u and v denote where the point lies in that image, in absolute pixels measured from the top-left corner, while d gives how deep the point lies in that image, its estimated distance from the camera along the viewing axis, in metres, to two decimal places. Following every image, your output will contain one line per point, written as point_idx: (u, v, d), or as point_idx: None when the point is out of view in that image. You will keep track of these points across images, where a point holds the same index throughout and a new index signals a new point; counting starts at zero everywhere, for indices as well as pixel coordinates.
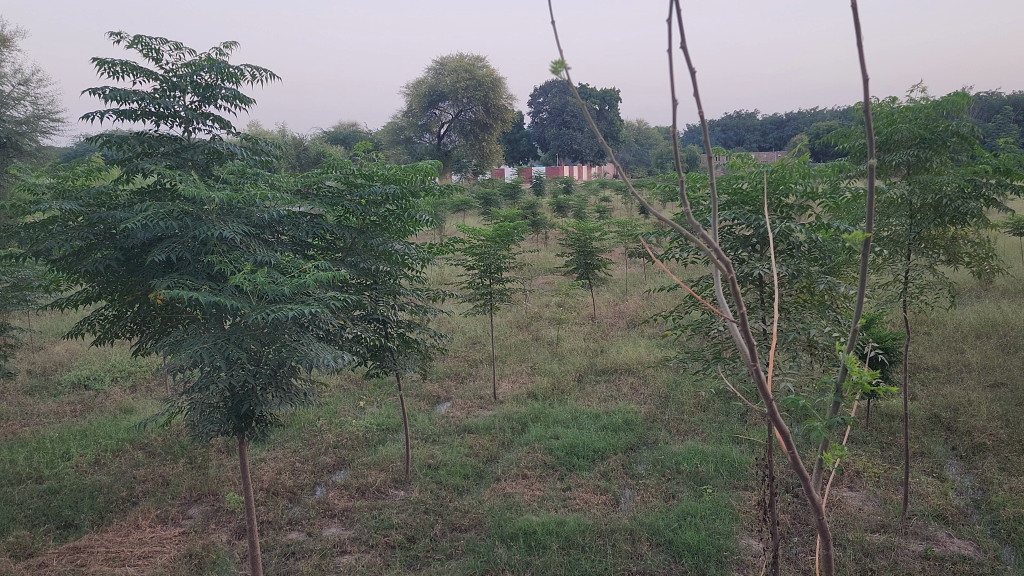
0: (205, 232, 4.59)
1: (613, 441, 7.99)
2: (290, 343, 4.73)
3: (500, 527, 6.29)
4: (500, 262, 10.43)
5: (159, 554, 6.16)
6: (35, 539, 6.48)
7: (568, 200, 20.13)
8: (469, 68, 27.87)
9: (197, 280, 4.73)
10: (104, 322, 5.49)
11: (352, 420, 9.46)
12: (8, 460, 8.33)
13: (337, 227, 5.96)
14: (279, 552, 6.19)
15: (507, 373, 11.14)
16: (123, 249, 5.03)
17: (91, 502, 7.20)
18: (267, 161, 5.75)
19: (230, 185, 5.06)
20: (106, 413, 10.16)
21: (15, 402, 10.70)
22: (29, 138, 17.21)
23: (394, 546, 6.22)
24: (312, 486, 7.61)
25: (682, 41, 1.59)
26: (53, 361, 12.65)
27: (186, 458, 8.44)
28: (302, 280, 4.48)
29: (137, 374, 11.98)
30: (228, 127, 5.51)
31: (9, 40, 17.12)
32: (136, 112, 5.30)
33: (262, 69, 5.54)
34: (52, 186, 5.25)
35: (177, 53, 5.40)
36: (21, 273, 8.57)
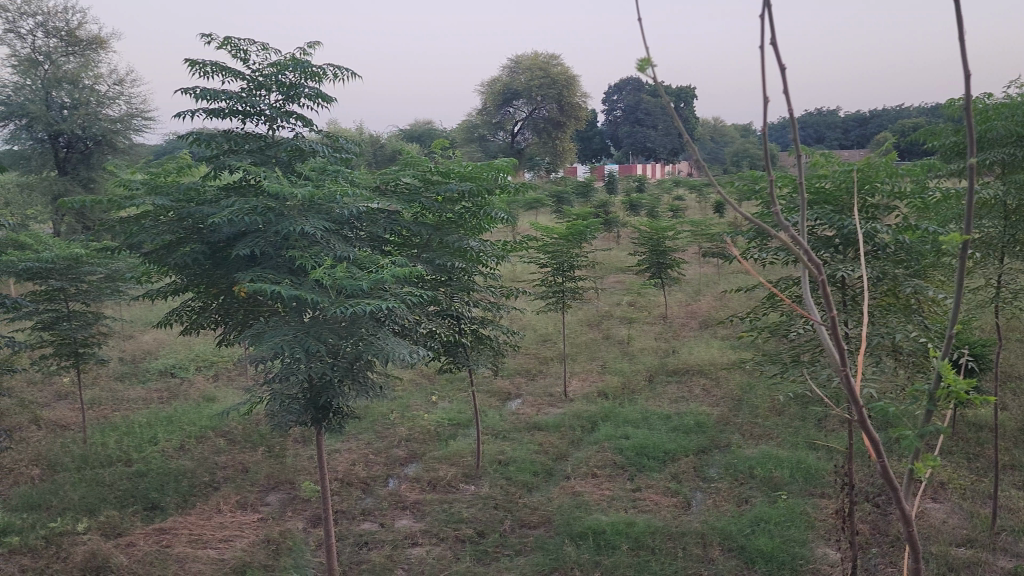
0: (286, 227, 4.71)
1: (684, 443, 7.89)
2: (368, 337, 4.81)
3: (569, 525, 6.29)
4: (573, 260, 10.40)
5: (238, 538, 6.37)
6: (123, 519, 6.78)
7: (641, 199, 19.94)
8: (543, 66, 27.68)
9: (278, 274, 4.86)
10: (191, 313, 5.70)
11: (424, 414, 9.59)
12: (101, 443, 8.75)
13: (413, 224, 6.06)
14: (353, 542, 6.32)
15: (578, 371, 11.11)
16: (209, 243, 5.22)
17: (175, 486, 7.50)
18: (347, 158, 5.87)
19: (312, 182, 5.18)
20: (190, 401, 10.55)
21: (107, 388, 11.23)
22: (123, 135, 18.01)
23: (465, 541, 6.29)
24: (385, 478, 7.75)
25: (772, 37, 1.57)
26: (142, 350, 13.18)
27: (264, 447, 8.69)
28: (380, 275, 4.53)
29: (219, 364, 12.40)
30: (310, 125, 5.65)
31: (106, 42, 17.94)
32: (224, 111, 5.49)
33: (344, 68, 5.67)
34: (145, 182, 5.48)
35: (264, 54, 5.58)
36: (115, 265, 8.95)
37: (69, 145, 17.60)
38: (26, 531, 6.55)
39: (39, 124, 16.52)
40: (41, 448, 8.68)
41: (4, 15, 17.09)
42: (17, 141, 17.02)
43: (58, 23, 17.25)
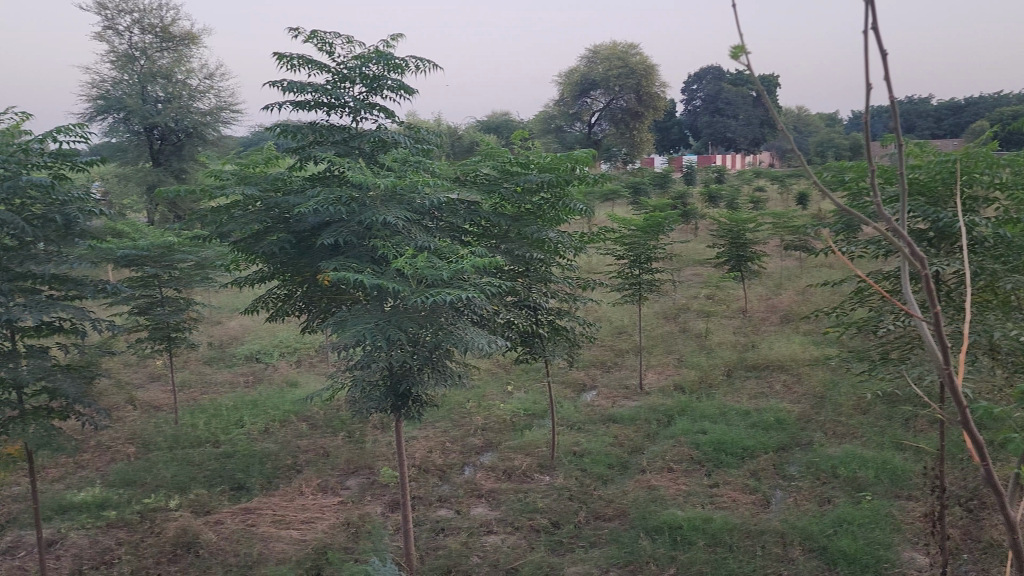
0: (369, 217, 4.79)
1: (764, 440, 7.74)
2: (447, 326, 4.87)
3: (644, 519, 6.24)
4: (650, 252, 10.28)
5: (319, 520, 6.55)
6: (211, 497, 7.05)
7: (720, 190, 19.56)
8: (622, 56, 27.30)
9: (361, 263, 4.96)
10: (277, 300, 5.87)
11: (499, 404, 9.66)
12: (191, 424, 9.12)
13: (492, 214, 6.11)
14: (430, 528, 6.43)
15: (654, 364, 11.02)
16: (295, 232, 5.36)
17: (260, 467, 7.76)
18: (428, 149, 5.93)
19: (394, 172, 5.25)
20: (274, 385, 10.90)
21: (197, 372, 11.69)
22: (212, 128, 18.65)
23: (539, 530, 6.32)
24: (461, 466, 7.85)
25: (874, 22, 1.53)
26: (229, 335, 13.66)
27: (344, 432, 8.90)
28: (460, 265, 4.56)
29: (302, 350, 12.74)
30: (393, 116, 5.74)
31: (198, 38, 18.60)
32: (310, 103, 5.64)
33: (426, 60, 5.73)
34: (235, 173, 5.67)
35: (349, 47, 5.70)
36: (206, 253, 9.30)
37: (163, 138, 18.35)
38: (122, 505, 6.89)
39: (135, 117, 17.29)
40: (136, 427, 9.11)
41: (104, 13, 17.88)
42: (115, 133, 17.84)
43: (153, 19, 17.96)
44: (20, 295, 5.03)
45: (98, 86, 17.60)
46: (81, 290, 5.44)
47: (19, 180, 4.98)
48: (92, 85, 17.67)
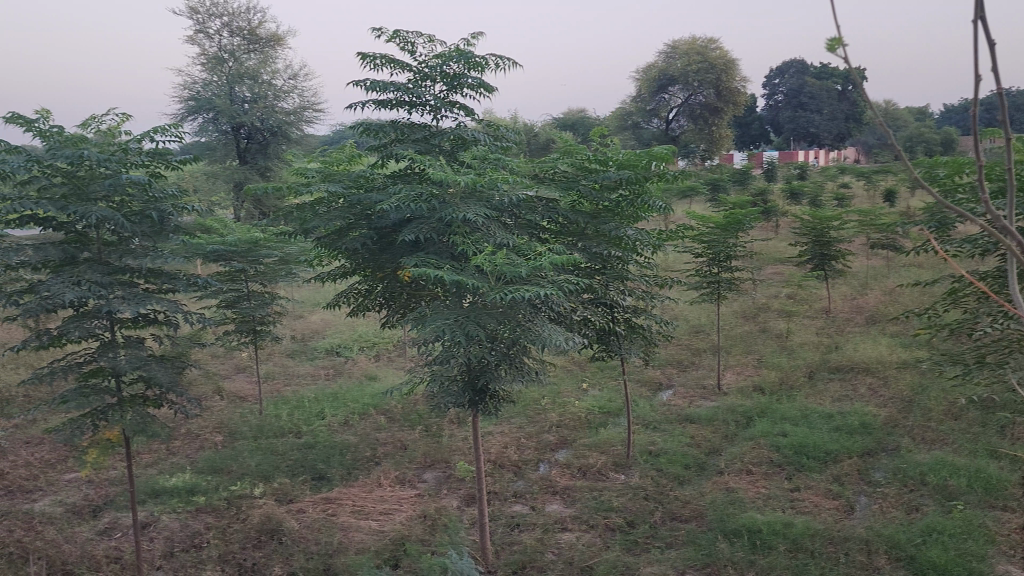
0: (449, 214, 4.84)
1: (848, 444, 7.50)
2: (525, 322, 4.88)
3: (722, 522, 6.14)
4: (730, 250, 10.07)
5: (397, 512, 6.67)
6: (294, 486, 7.25)
7: (803, 186, 19.04)
8: (700, 51, 26.79)
9: (441, 260, 5.01)
10: (358, 296, 6.00)
11: (575, 401, 9.64)
12: (275, 415, 9.40)
13: (570, 212, 6.10)
14: (505, 523, 6.47)
15: (732, 364, 10.83)
16: (377, 228, 5.47)
17: (340, 459, 7.94)
18: (507, 147, 5.95)
19: (474, 169, 5.29)
20: (354, 378, 11.15)
21: (280, 364, 12.04)
22: (296, 127, 19.18)
23: (614, 529, 6.29)
24: (536, 462, 7.87)
25: (981, 12, 1.46)
26: (311, 329, 14.03)
27: (422, 426, 9.03)
28: (538, 262, 4.56)
29: (380, 344, 12.96)
30: (472, 114, 5.80)
31: (283, 40, 19.15)
32: (393, 102, 5.76)
33: (505, 57, 5.76)
34: (319, 171, 5.81)
35: (430, 46, 5.79)
36: (290, 249, 9.57)
37: (250, 137, 18.96)
38: (211, 491, 7.15)
39: (223, 116, 17.92)
40: (223, 417, 9.46)
41: (195, 16, 18.57)
42: (205, 132, 18.54)
43: (241, 22, 18.60)
44: (119, 288, 5.26)
45: (189, 87, 18.32)
46: (174, 283, 5.66)
47: (119, 178, 5.22)
48: (184, 86, 18.41)
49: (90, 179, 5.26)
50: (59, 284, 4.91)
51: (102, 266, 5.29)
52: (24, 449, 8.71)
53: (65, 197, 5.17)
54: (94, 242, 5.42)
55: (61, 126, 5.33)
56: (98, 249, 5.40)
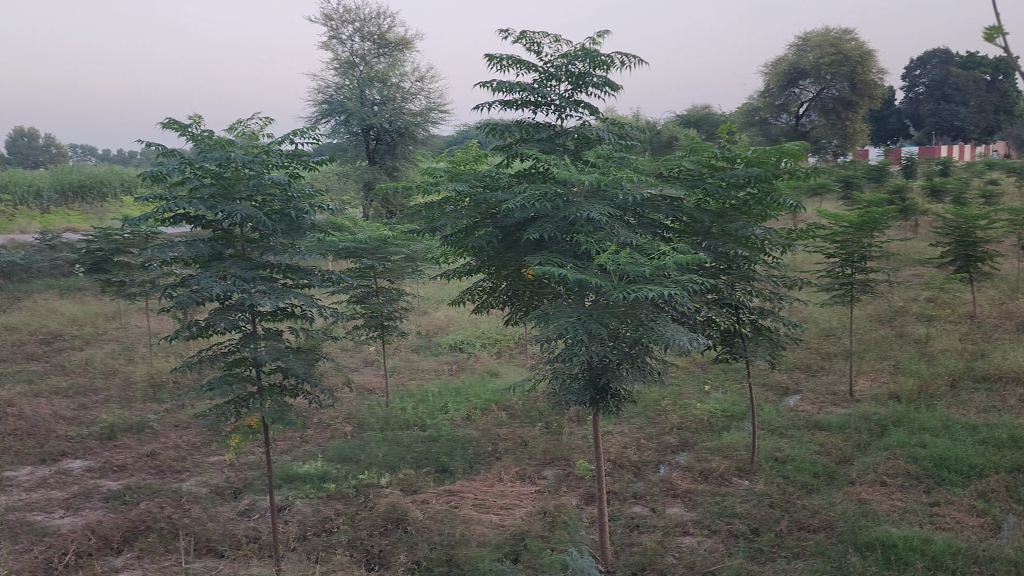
0: (573, 213, 4.85)
1: (996, 458, 7.00)
2: (648, 321, 4.82)
3: (854, 534, 5.88)
4: (866, 251, 9.59)
5: (517, 507, 6.75)
6: (418, 478, 7.45)
7: (946, 183, 17.93)
8: (835, 42, 25.53)
9: (564, 259, 5.03)
10: (483, 293, 6.12)
11: (697, 403, 9.47)
12: (401, 408, 9.71)
13: (696, 210, 5.99)
14: (625, 524, 6.44)
15: (866, 370, 10.34)
16: (502, 227, 5.55)
17: (463, 452, 8.11)
18: (631, 145, 5.90)
19: (598, 168, 5.27)
20: (476, 374, 11.36)
21: (406, 359, 12.42)
22: (422, 128, 19.70)
23: (738, 536, 6.15)
24: (656, 464, 7.79)
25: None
26: (435, 325, 14.40)
27: (542, 423, 9.08)
28: (663, 262, 4.50)
29: (502, 341, 13.13)
30: (597, 113, 5.79)
31: (411, 43, 19.71)
32: (518, 102, 5.85)
33: (631, 54, 5.71)
34: (447, 171, 5.95)
35: (556, 46, 5.82)
36: (416, 247, 9.85)
37: (379, 137, 19.63)
38: (340, 479, 7.45)
39: (355, 118, 18.69)
40: (352, 408, 9.85)
41: (329, 23, 19.38)
42: (337, 134, 19.35)
43: (372, 28, 19.34)
44: (261, 282, 5.57)
45: (323, 91, 19.15)
46: (311, 279, 5.93)
47: (262, 179, 5.52)
48: (318, 90, 19.29)
49: (236, 179, 5.58)
50: (208, 279, 5.24)
51: (246, 262, 5.60)
52: (174, 432, 9.36)
53: (214, 197, 5.51)
54: (239, 240, 5.75)
55: (211, 130, 5.70)
56: (242, 246, 5.73)
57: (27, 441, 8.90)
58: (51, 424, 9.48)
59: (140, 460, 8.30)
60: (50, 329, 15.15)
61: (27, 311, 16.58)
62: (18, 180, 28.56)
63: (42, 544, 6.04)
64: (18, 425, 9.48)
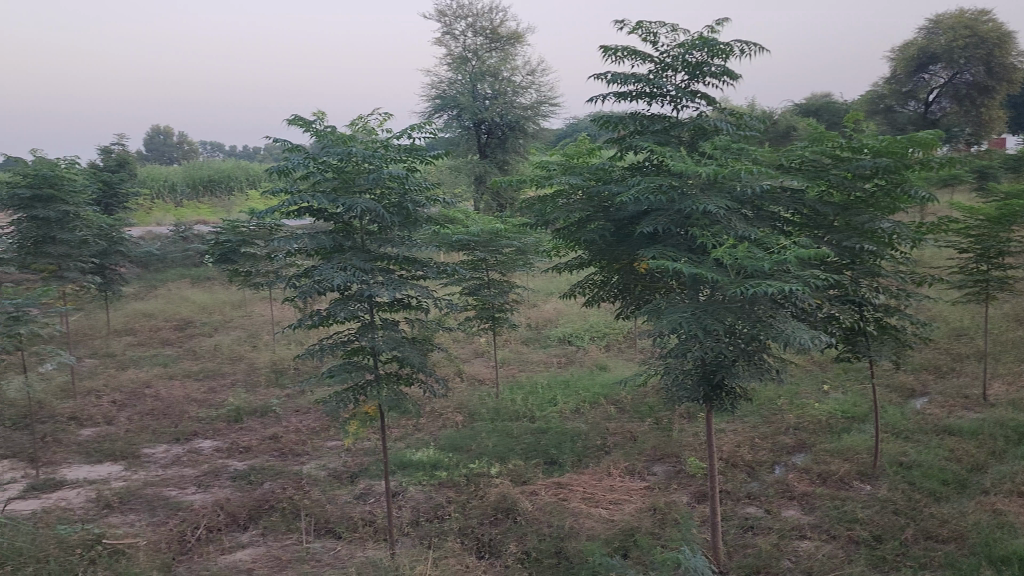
0: (689, 206, 4.76)
1: None
2: (765, 318, 4.68)
3: (988, 547, 5.52)
4: (1004, 246, 8.97)
5: (627, 503, 6.69)
6: (528, 469, 7.51)
7: None
8: (970, 22, 21.42)
9: (679, 253, 4.95)
10: (594, 286, 6.13)
11: (815, 403, 9.13)
12: (510, 399, 9.80)
13: (818, 203, 5.76)
14: (738, 524, 6.30)
15: (1002, 373, 9.69)
16: (615, 220, 5.51)
17: (572, 445, 8.12)
18: (750, 136, 5.72)
19: (716, 160, 5.14)
20: (585, 367, 11.34)
21: (516, 351, 12.52)
22: (533, 121, 19.74)
23: (858, 543, 5.91)
24: (772, 464, 7.57)
25: None
26: (545, 317, 14.47)
27: (652, 419, 8.97)
28: (783, 257, 4.35)
29: (611, 335, 13.04)
30: (715, 103, 5.65)
31: (523, 37, 19.81)
32: (634, 94, 5.79)
33: (751, 42, 5.54)
34: (560, 165, 5.95)
35: (673, 35, 5.71)
36: (527, 239, 9.90)
37: (490, 131, 19.84)
38: (452, 468, 7.60)
39: (467, 113, 19.08)
40: (463, 398, 10.02)
41: (444, 19, 19.72)
42: (450, 128, 19.74)
43: (484, 22, 19.60)
44: (379, 273, 5.73)
45: (437, 86, 19.60)
46: (426, 271, 6.06)
47: (381, 173, 5.66)
48: (432, 85, 19.72)
49: (356, 174, 5.76)
50: (330, 270, 5.44)
51: (365, 254, 5.77)
52: (295, 417, 9.77)
53: (335, 190, 5.70)
54: (358, 232, 5.93)
55: (333, 126, 5.88)
56: (361, 238, 5.91)
57: (163, 421, 9.49)
58: (184, 406, 10.08)
59: (264, 442, 8.72)
60: (183, 316, 16.10)
61: (163, 298, 17.67)
62: (155, 175, 30.44)
63: (177, 518, 6.44)
64: (155, 406, 10.12)
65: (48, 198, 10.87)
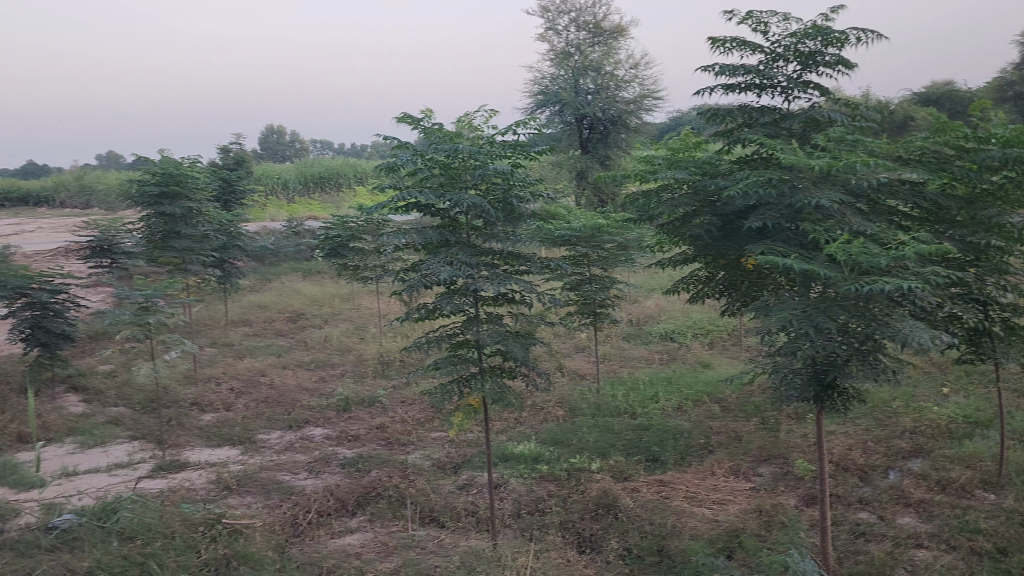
0: (801, 200, 4.63)
1: None
2: (882, 316, 4.49)
3: None
4: None
5: (732, 503, 6.56)
6: (629, 466, 7.46)
7: None
8: None
9: (789, 248, 4.82)
10: (698, 282, 6.05)
11: (933, 407, 8.69)
12: (611, 395, 9.76)
13: (940, 196, 5.46)
14: (849, 530, 6.09)
15: None
16: (722, 215, 5.41)
17: (674, 443, 8.02)
18: (866, 127, 5.49)
19: (829, 153, 4.96)
20: (688, 365, 11.16)
21: (616, 347, 12.43)
22: (636, 115, 19.51)
23: (981, 554, 5.60)
24: (886, 469, 7.26)
25: None
26: (646, 313, 14.30)
27: (758, 419, 8.74)
28: (902, 253, 4.18)
29: (714, 332, 12.78)
30: (828, 93, 5.46)
31: (626, 30, 19.62)
32: (742, 85, 5.66)
33: (869, 30, 5.31)
34: (666, 159, 5.88)
35: (785, 24, 5.54)
36: (630, 234, 9.81)
37: (592, 126, 19.75)
38: (553, 462, 7.63)
39: (569, 108, 19.09)
40: (564, 393, 10.04)
41: (546, 15, 19.76)
42: (552, 123, 19.77)
43: (587, 17, 19.55)
44: (484, 268, 5.82)
45: (539, 82, 19.67)
46: (529, 266, 6.10)
47: (486, 169, 5.74)
48: (534, 81, 19.80)
49: (463, 170, 5.85)
50: (437, 264, 5.57)
51: (471, 249, 5.87)
52: (400, 407, 10.02)
53: (442, 185, 5.81)
54: (464, 228, 6.04)
55: (441, 123, 5.99)
56: (467, 233, 6.01)
57: (277, 408, 9.92)
58: (297, 394, 10.50)
59: (371, 431, 8.98)
60: (295, 308, 16.74)
61: (277, 291, 18.41)
62: (270, 173, 31.81)
63: (290, 502, 6.72)
64: (269, 394, 10.58)
65: (174, 196, 11.48)
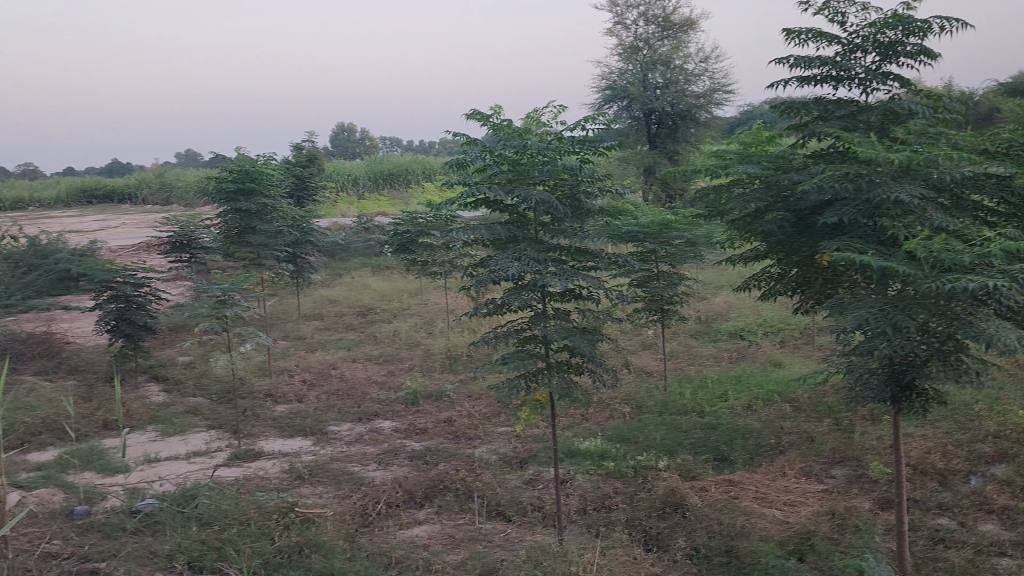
0: (879, 195, 4.50)
1: None
2: (964, 315, 4.33)
3: None
4: None
5: (803, 505, 6.43)
6: (697, 465, 7.37)
7: None
8: None
9: (866, 244, 4.69)
10: (771, 279, 5.94)
11: (1019, 410, 8.33)
12: (679, 393, 9.65)
13: None
14: (926, 536, 5.90)
15: None
16: (796, 210, 5.29)
17: (744, 443, 7.89)
18: (949, 119, 5.29)
19: (909, 146, 4.80)
20: (758, 363, 10.95)
21: (684, 344, 12.28)
22: (705, 109, 19.21)
23: None
24: (967, 474, 7.00)
25: None
26: (715, 311, 14.08)
27: (832, 420, 8.53)
28: (986, 250, 4.03)
29: (786, 331, 12.50)
30: (909, 85, 5.28)
31: (696, 23, 19.34)
32: (818, 78, 5.51)
33: (954, 18, 5.11)
34: (737, 153, 5.77)
35: (864, 14, 5.38)
36: (699, 230, 9.67)
37: (660, 121, 19.53)
38: (620, 458, 7.60)
39: (637, 103, 18.94)
40: (631, 390, 9.96)
41: (614, 9, 19.62)
42: (620, 118, 19.63)
43: (656, 10, 19.34)
44: (552, 264, 5.82)
45: (607, 77, 19.54)
46: (597, 262, 6.07)
47: (555, 165, 5.73)
48: (602, 76, 19.68)
49: (531, 166, 5.86)
50: (505, 260, 5.61)
51: (539, 246, 5.89)
52: (467, 402, 10.11)
53: (510, 182, 5.83)
54: (532, 224, 6.05)
55: (509, 119, 6.00)
56: (535, 229, 6.03)
57: (348, 401, 10.12)
58: (366, 388, 10.69)
59: (438, 425, 9.08)
60: (364, 302, 17.03)
61: (347, 286, 18.76)
62: (342, 170, 32.45)
63: (360, 492, 6.85)
64: (340, 386, 10.80)
65: (249, 192, 11.79)
